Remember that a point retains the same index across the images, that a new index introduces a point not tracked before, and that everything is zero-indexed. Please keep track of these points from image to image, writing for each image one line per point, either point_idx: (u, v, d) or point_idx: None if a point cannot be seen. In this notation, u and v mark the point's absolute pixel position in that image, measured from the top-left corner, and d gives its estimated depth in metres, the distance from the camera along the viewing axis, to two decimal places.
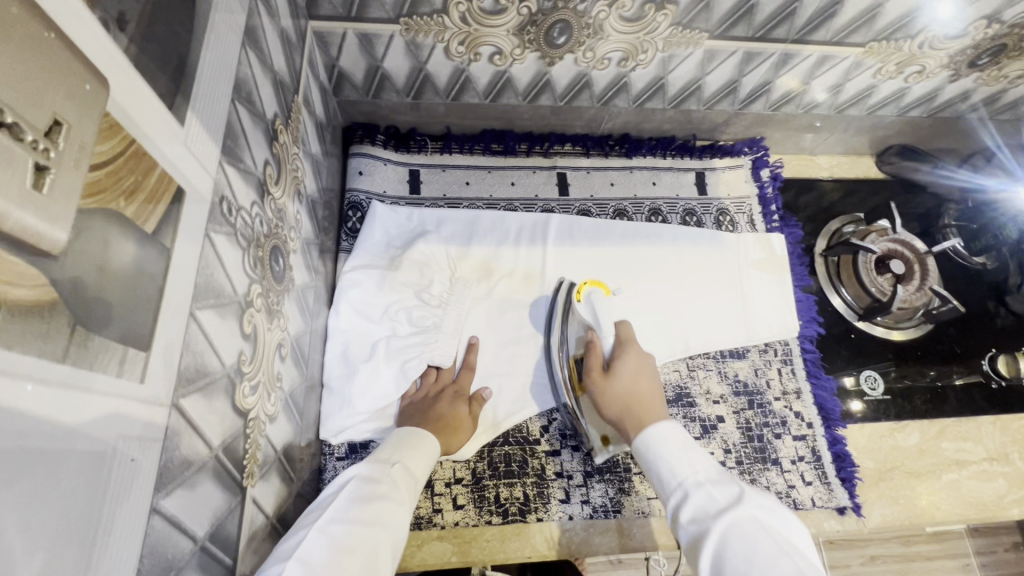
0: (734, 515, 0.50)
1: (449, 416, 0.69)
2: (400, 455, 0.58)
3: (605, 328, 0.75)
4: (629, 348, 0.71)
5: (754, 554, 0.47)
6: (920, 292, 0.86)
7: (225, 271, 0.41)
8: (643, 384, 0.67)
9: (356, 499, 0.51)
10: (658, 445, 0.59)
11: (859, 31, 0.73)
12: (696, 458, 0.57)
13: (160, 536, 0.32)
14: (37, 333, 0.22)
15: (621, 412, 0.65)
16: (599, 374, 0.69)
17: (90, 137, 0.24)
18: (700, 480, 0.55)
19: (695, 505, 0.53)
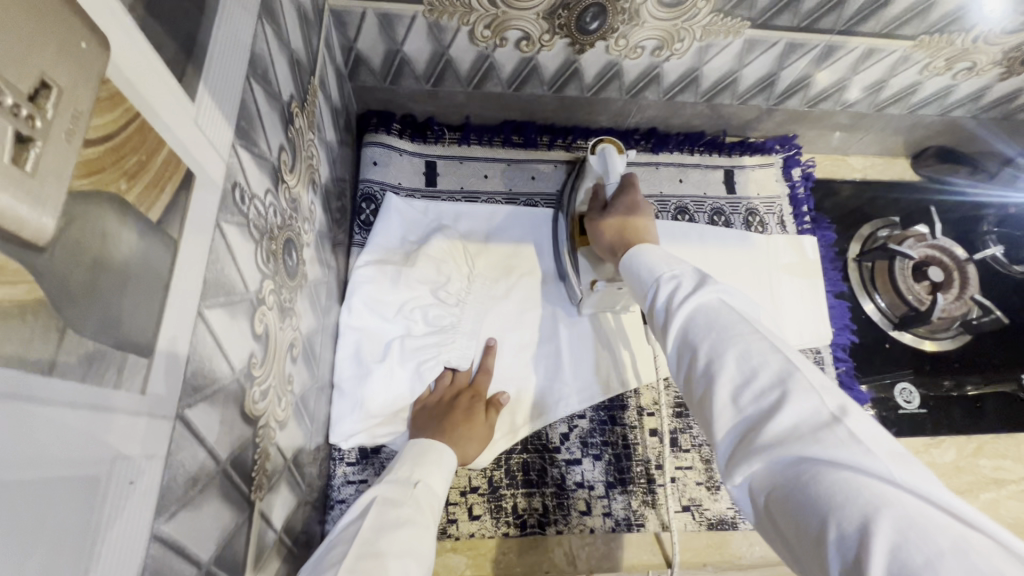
0: (697, 291, 0.45)
1: (465, 422, 0.66)
2: (421, 472, 0.57)
3: (613, 178, 0.72)
4: (629, 180, 0.68)
5: (715, 322, 0.42)
6: (958, 302, 0.85)
7: (237, 265, 0.37)
8: (639, 218, 0.63)
9: (383, 524, 0.49)
10: (635, 256, 0.55)
11: (910, 23, 0.69)
12: (669, 257, 0.52)
13: (161, 567, 0.28)
14: (16, 343, 0.18)
15: (614, 239, 0.63)
16: (594, 214, 0.68)
17: (87, 107, 0.21)
18: (672, 269, 0.50)
19: (663, 287, 0.48)
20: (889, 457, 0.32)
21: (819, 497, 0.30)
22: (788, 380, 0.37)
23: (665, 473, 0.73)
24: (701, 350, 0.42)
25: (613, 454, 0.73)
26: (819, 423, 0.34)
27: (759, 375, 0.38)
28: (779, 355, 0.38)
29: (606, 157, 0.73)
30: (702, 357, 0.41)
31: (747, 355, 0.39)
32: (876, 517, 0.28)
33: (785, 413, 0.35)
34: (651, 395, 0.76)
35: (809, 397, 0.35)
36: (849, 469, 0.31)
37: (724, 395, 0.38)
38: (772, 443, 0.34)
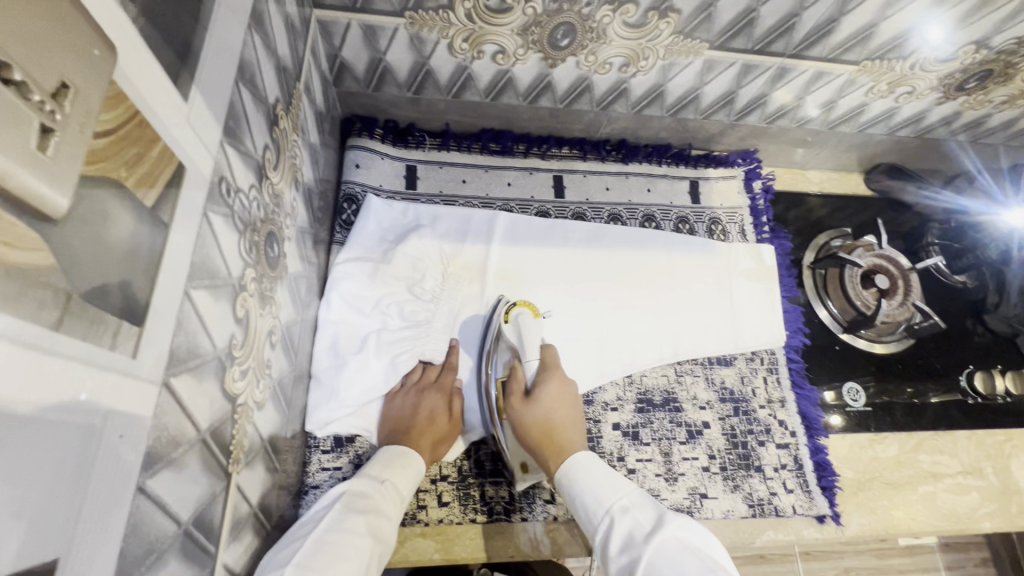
0: (657, 537, 0.51)
1: (420, 427, 0.68)
2: (389, 473, 0.61)
3: (531, 352, 0.74)
4: (547, 370, 0.72)
5: (683, 571, 0.48)
6: (902, 307, 0.90)
7: (221, 252, 0.40)
8: (562, 412, 0.69)
9: (351, 511, 0.55)
10: (582, 474, 0.61)
11: (853, 49, 0.75)
12: (617, 483, 0.60)
13: (145, 516, 0.31)
14: (33, 298, 0.22)
15: (541, 437, 0.67)
16: (519, 400, 0.70)
17: (97, 103, 0.24)
18: (621, 503, 0.57)
19: (622, 530, 0.54)
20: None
21: None
22: None
23: (626, 464, 0.77)
24: None
25: None
26: None
27: None
28: None
29: (523, 328, 0.74)
30: None
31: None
32: None
33: None
34: (615, 393, 0.81)
35: None
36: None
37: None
38: None
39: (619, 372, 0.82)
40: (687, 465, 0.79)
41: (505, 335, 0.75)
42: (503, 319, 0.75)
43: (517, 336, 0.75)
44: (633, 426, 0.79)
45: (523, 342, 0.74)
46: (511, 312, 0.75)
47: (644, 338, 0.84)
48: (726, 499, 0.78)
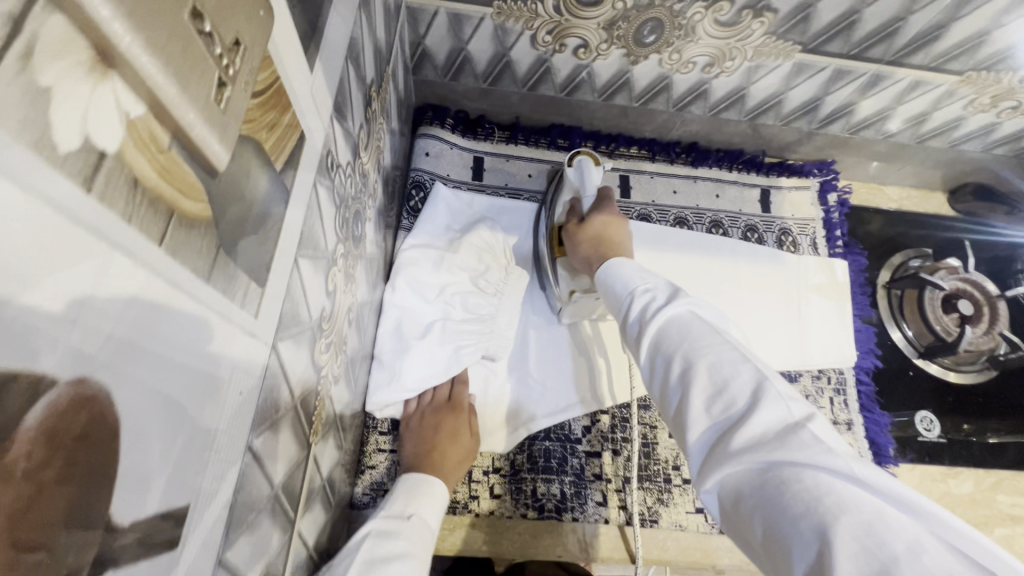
0: (670, 304, 0.48)
1: (445, 444, 0.67)
2: (414, 506, 0.58)
3: (589, 188, 0.73)
4: (605, 194, 0.70)
5: (688, 336, 0.45)
6: (986, 335, 0.86)
7: (323, 224, 0.41)
8: (615, 232, 0.65)
9: (373, 561, 0.49)
10: (613, 267, 0.58)
11: (959, 58, 0.70)
12: (644, 272, 0.56)
13: (250, 475, 0.32)
14: (193, 246, 0.22)
15: (591, 251, 0.65)
16: (572, 226, 0.69)
17: (256, 64, 0.25)
18: (647, 285, 0.53)
19: (639, 300, 0.51)
20: (846, 455, 0.35)
21: (787, 506, 0.33)
22: (757, 388, 0.39)
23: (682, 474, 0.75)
24: (675, 362, 0.45)
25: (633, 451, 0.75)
26: (787, 426, 0.37)
27: (735, 391, 0.40)
28: (752, 366, 0.41)
29: (585, 171, 0.74)
30: (675, 371, 0.44)
31: (714, 364, 0.42)
32: (832, 525, 0.31)
33: (756, 419, 0.37)
34: None
35: (778, 409, 0.38)
36: (810, 468, 0.34)
37: (696, 400, 0.42)
38: (745, 445, 0.37)
39: None
40: None
41: (568, 177, 0.76)
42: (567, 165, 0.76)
43: (579, 176, 0.75)
44: None
45: (585, 181, 0.74)
46: (575, 155, 0.76)
47: None
48: None
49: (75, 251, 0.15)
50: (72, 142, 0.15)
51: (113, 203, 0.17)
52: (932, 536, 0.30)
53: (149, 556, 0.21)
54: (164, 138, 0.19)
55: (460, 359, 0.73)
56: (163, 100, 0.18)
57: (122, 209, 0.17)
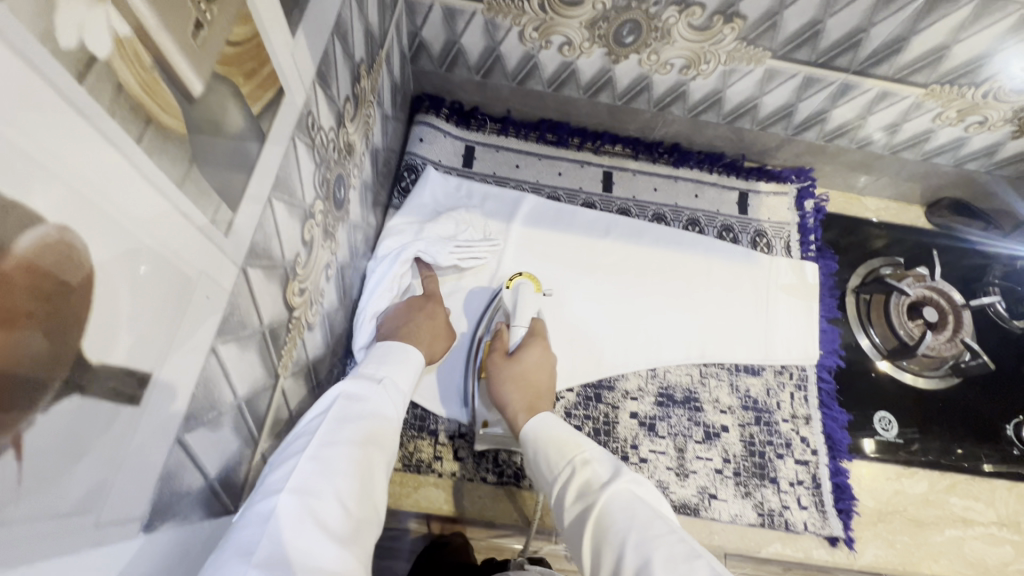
0: (612, 484, 0.54)
1: (429, 324, 0.72)
2: (386, 370, 0.59)
3: (522, 316, 0.76)
4: (535, 331, 0.75)
5: (636, 523, 0.50)
6: (949, 342, 0.88)
7: (300, 176, 0.46)
8: (541, 374, 0.72)
9: (346, 418, 0.51)
10: (542, 424, 0.64)
11: (922, 71, 0.74)
12: (579, 436, 0.61)
13: (212, 376, 0.36)
14: (169, 155, 0.27)
15: (515, 393, 0.69)
16: (502, 357, 0.72)
17: (233, 16, 0.30)
18: (584, 455, 0.58)
19: (581, 477, 0.56)
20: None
21: None
22: None
23: (638, 453, 0.78)
24: (628, 556, 0.48)
25: (593, 428, 0.79)
26: None
27: None
28: (699, 560, 0.46)
29: (520, 296, 0.76)
30: (629, 562, 0.48)
31: (668, 558, 0.46)
32: None
33: None
34: (636, 381, 0.83)
35: None
36: None
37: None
38: None
39: (644, 363, 0.84)
40: (700, 464, 0.79)
41: (506, 298, 0.78)
42: (507, 286, 0.78)
43: (515, 301, 0.77)
44: (650, 417, 0.80)
45: (519, 311, 0.76)
46: (515, 279, 0.78)
47: (672, 335, 0.86)
48: (735, 503, 0.77)
49: (68, 128, 0.21)
50: (70, 42, 0.20)
51: (99, 98, 0.22)
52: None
53: (111, 400, 0.26)
54: (146, 57, 0.24)
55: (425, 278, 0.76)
56: (146, 27, 0.24)
57: (105, 103, 0.22)
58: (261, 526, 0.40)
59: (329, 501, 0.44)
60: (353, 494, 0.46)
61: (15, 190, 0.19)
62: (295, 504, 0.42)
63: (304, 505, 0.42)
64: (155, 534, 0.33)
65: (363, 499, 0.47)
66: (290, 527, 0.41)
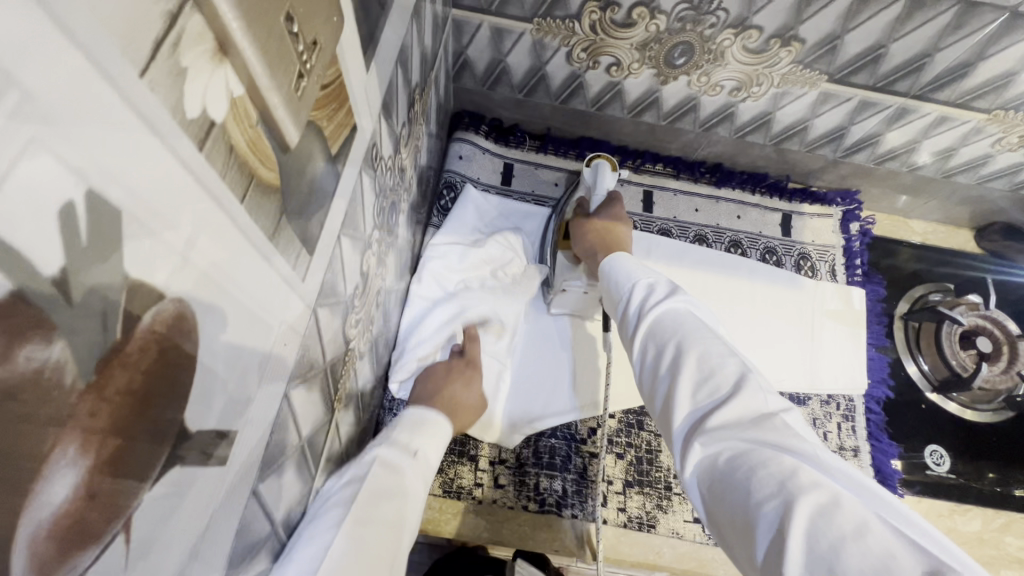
0: (665, 297, 0.53)
1: (463, 367, 0.70)
2: (419, 442, 0.56)
3: (600, 194, 0.73)
4: (615, 198, 0.74)
5: (679, 325, 0.50)
6: (1003, 375, 0.84)
7: (363, 208, 0.45)
8: (620, 230, 0.71)
9: (379, 491, 0.48)
10: (616, 260, 0.62)
11: (985, 96, 0.72)
12: (643, 267, 0.60)
13: (284, 421, 0.36)
14: (265, 208, 0.26)
15: (595, 246, 0.69)
16: (580, 219, 0.74)
17: (326, 62, 0.29)
18: (648, 279, 0.57)
19: (640, 292, 0.55)
20: (813, 445, 0.38)
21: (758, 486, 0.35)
22: (739, 378, 0.43)
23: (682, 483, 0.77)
24: (668, 346, 0.48)
25: (635, 456, 0.78)
26: (760, 414, 0.41)
27: (717, 378, 0.44)
28: (735, 358, 0.45)
29: (598, 172, 0.72)
30: (669, 349, 0.48)
31: (704, 350, 0.46)
32: (797, 500, 0.33)
33: (737, 402, 0.41)
34: None
35: (756, 397, 0.42)
36: (787, 454, 0.36)
37: (683, 387, 0.45)
38: (719, 428, 0.41)
39: None
40: None
41: (583, 177, 0.78)
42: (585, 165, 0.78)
43: (592, 179, 0.75)
44: None
45: (597, 187, 0.72)
46: (592, 159, 0.74)
47: None
48: None
49: (189, 199, 0.20)
50: (195, 111, 0.19)
51: (213, 163, 0.21)
52: (878, 515, 0.32)
53: (205, 465, 0.25)
54: (254, 115, 0.23)
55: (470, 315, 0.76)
56: (258, 86, 0.23)
57: (218, 166, 0.21)
58: None
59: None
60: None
61: (141, 271, 0.18)
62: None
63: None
64: None
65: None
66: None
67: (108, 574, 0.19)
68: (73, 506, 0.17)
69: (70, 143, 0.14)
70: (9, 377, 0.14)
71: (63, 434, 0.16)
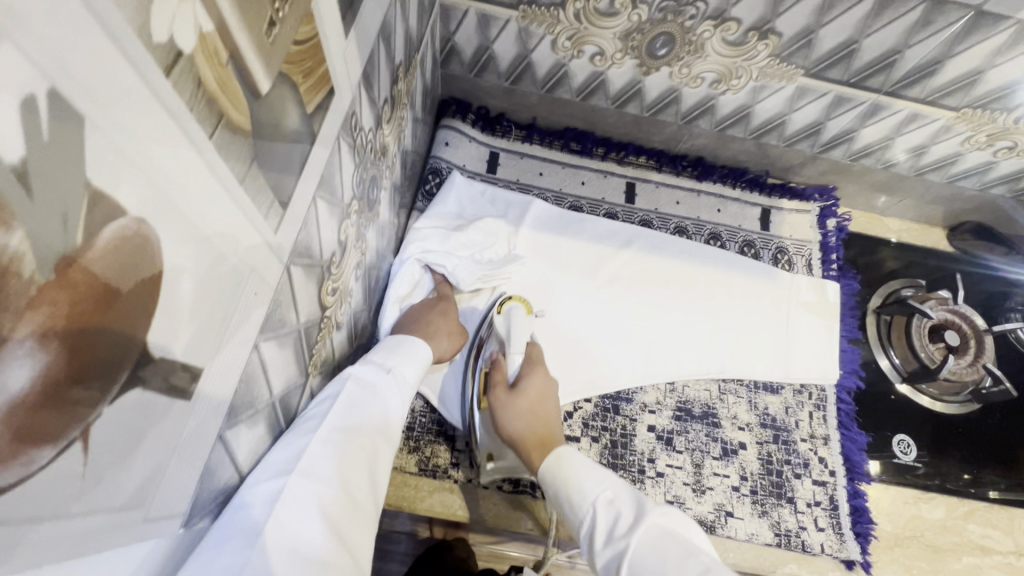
0: (635, 529, 0.53)
1: (441, 322, 0.73)
2: (394, 361, 0.58)
3: (516, 342, 0.76)
4: (536, 366, 0.74)
5: (664, 567, 0.49)
6: (970, 367, 0.88)
7: (341, 176, 0.46)
8: (545, 404, 0.71)
9: (356, 404, 0.49)
10: (565, 465, 0.62)
11: (954, 94, 0.74)
12: (599, 473, 0.60)
13: (254, 373, 0.36)
14: (235, 151, 0.27)
15: (523, 429, 0.69)
16: (505, 392, 0.71)
17: (301, 16, 0.31)
18: (606, 495, 0.58)
19: (605, 520, 0.56)
20: None
21: None
22: None
23: (655, 466, 0.77)
24: None
25: (610, 440, 0.78)
26: None
27: None
28: None
29: (512, 322, 0.76)
30: None
31: None
32: None
33: None
34: (655, 395, 0.82)
35: None
36: None
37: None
38: None
39: (662, 377, 0.83)
40: (717, 480, 0.78)
41: (498, 326, 0.77)
42: (497, 311, 0.78)
43: (507, 329, 0.77)
44: (669, 431, 0.79)
45: (512, 336, 0.76)
46: (505, 304, 0.78)
47: (689, 348, 0.86)
48: (751, 522, 0.76)
49: (155, 121, 0.21)
50: (162, 37, 0.20)
51: (181, 91, 0.22)
52: None
53: (168, 395, 0.26)
54: (224, 54, 0.24)
55: (460, 273, 0.78)
56: (228, 25, 0.24)
57: (186, 97, 0.22)
58: (269, 508, 0.37)
59: (334, 489, 0.42)
60: (359, 484, 0.44)
61: (103, 182, 0.19)
62: (306, 488, 0.39)
63: (313, 491, 0.40)
64: (193, 529, 0.33)
65: (366, 489, 0.45)
66: (298, 514, 0.38)
67: (65, 477, 0.20)
68: (29, 401, 0.18)
69: (34, 36, 0.15)
70: None
71: (20, 324, 0.17)
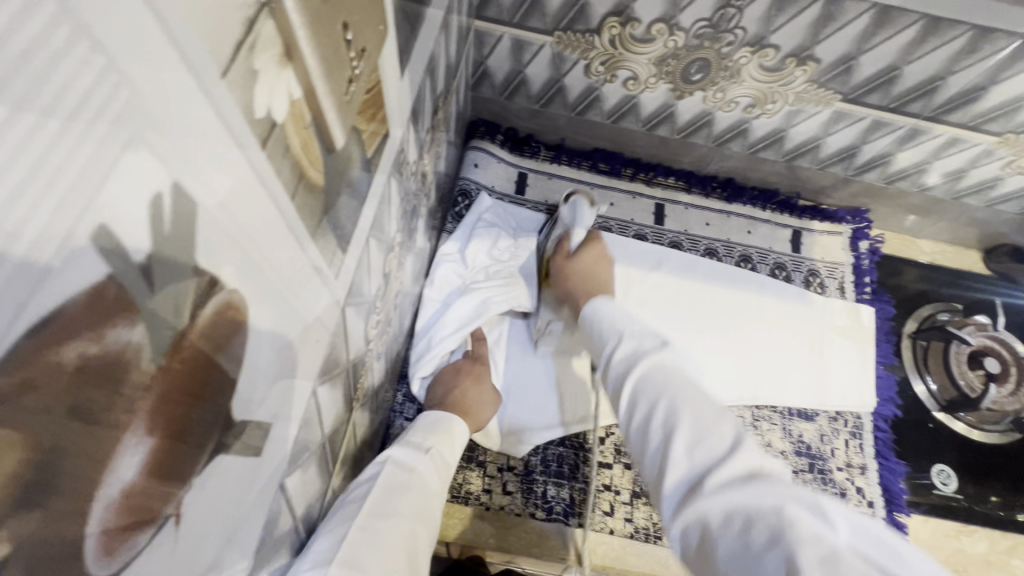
0: (649, 355, 0.51)
1: (474, 391, 0.71)
2: (434, 440, 0.57)
3: (579, 228, 0.77)
4: (596, 237, 0.75)
5: (666, 386, 0.47)
6: (1012, 396, 0.85)
7: (390, 210, 0.46)
8: (603, 274, 0.72)
9: (395, 487, 0.49)
10: (600, 308, 0.62)
11: (997, 120, 0.73)
12: (629, 317, 0.58)
13: (311, 417, 0.36)
14: (310, 205, 0.27)
15: (579, 283, 0.71)
16: (561, 259, 0.74)
17: (371, 69, 0.31)
18: (632, 330, 0.55)
19: (625, 346, 0.54)
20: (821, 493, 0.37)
21: (762, 562, 0.33)
22: (732, 446, 0.41)
23: None
24: (657, 406, 0.47)
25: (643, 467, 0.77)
26: (761, 475, 0.39)
27: (710, 443, 0.42)
28: (728, 422, 0.43)
29: (578, 208, 0.78)
30: (658, 414, 0.46)
31: (696, 416, 0.44)
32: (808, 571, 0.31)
33: (731, 471, 0.39)
34: None
35: (753, 465, 0.39)
36: (790, 503, 0.35)
37: (674, 451, 0.43)
38: (716, 488, 0.38)
39: None
40: None
41: (562, 216, 0.80)
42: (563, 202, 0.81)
43: (572, 215, 0.79)
44: None
45: (576, 221, 0.78)
46: (570, 196, 0.81)
47: (721, 374, 0.85)
48: None
49: (251, 193, 0.21)
50: (261, 112, 0.20)
51: (272, 160, 0.22)
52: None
53: (245, 456, 0.26)
54: (308, 117, 0.24)
55: (484, 300, 0.77)
56: (315, 89, 0.24)
57: (277, 165, 0.22)
58: None
59: None
60: (398, 572, 0.42)
61: (207, 263, 0.19)
62: None
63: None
64: None
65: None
66: None
67: (160, 555, 0.20)
68: (136, 488, 0.17)
69: (163, 136, 0.15)
70: (97, 358, 0.14)
71: (133, 417, 0.16)
